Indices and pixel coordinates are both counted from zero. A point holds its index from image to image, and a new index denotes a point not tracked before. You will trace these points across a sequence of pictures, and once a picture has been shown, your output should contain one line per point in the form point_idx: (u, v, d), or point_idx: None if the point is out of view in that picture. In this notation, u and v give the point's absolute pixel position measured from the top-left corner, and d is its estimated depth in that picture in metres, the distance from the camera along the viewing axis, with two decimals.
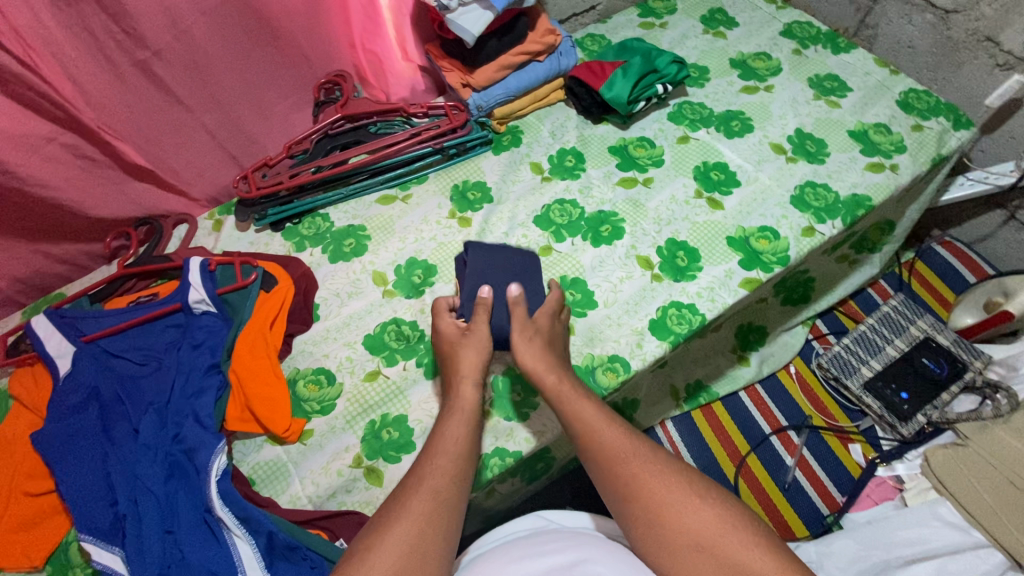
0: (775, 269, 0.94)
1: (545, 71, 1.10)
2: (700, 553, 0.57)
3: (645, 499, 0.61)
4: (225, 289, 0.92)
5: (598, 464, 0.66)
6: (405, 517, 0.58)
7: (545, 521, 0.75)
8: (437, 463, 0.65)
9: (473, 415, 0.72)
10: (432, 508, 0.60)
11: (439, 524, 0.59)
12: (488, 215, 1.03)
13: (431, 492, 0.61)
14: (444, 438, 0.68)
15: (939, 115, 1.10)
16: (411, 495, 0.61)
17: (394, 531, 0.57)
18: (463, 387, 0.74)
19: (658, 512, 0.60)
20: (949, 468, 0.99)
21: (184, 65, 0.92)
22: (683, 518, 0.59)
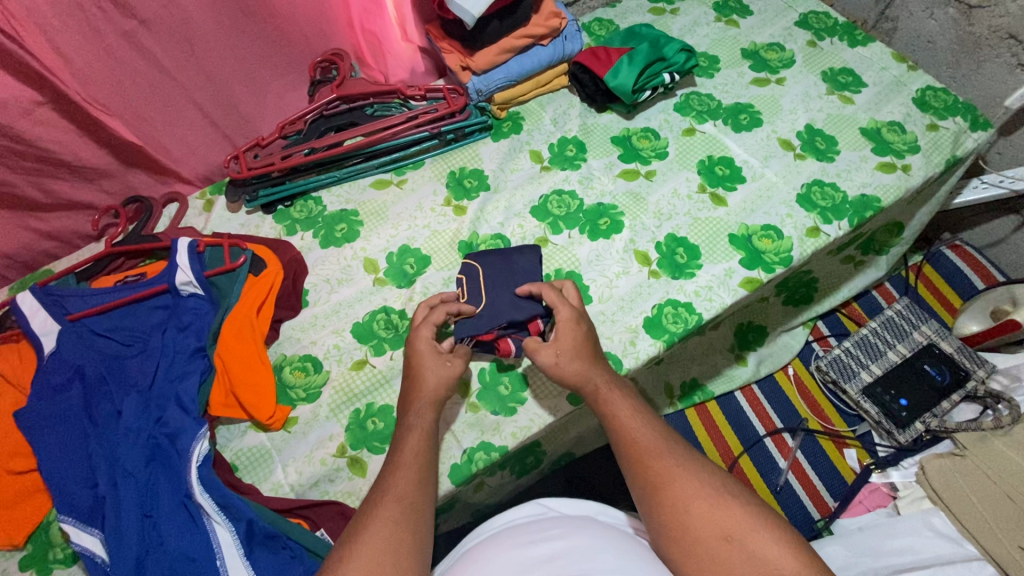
0: (777, 270, 0.92)
1: (549, 56, 1.06)
2: (732, 545, 0.56)
3: (670, 495, 0.61)
4: (213, 271, 0.90)
5: (625, 460, 0.66)
6: (376, 522, 0.58)
7: (545, 507, 0.72)
8: (402, 473, 0.64)
9: (433, 429, 0.71)
10: (399, 512, 0.60)
11: (409, 528, 0.59)
12: (484, 204, 1.00)
13: (396, 498, 0.61)
14: (406, 450, 0.67)
15: (956, 115, 1.06)
16: (376, 504, 0.61)
17: (367, 536, 0.57)
18: (422, 408, 0.72)
19: (692, 503, 0.59)
20: (946, 478, 0.96)
21: (176, 39, 0.89)
22: (709, 510, 0.59)
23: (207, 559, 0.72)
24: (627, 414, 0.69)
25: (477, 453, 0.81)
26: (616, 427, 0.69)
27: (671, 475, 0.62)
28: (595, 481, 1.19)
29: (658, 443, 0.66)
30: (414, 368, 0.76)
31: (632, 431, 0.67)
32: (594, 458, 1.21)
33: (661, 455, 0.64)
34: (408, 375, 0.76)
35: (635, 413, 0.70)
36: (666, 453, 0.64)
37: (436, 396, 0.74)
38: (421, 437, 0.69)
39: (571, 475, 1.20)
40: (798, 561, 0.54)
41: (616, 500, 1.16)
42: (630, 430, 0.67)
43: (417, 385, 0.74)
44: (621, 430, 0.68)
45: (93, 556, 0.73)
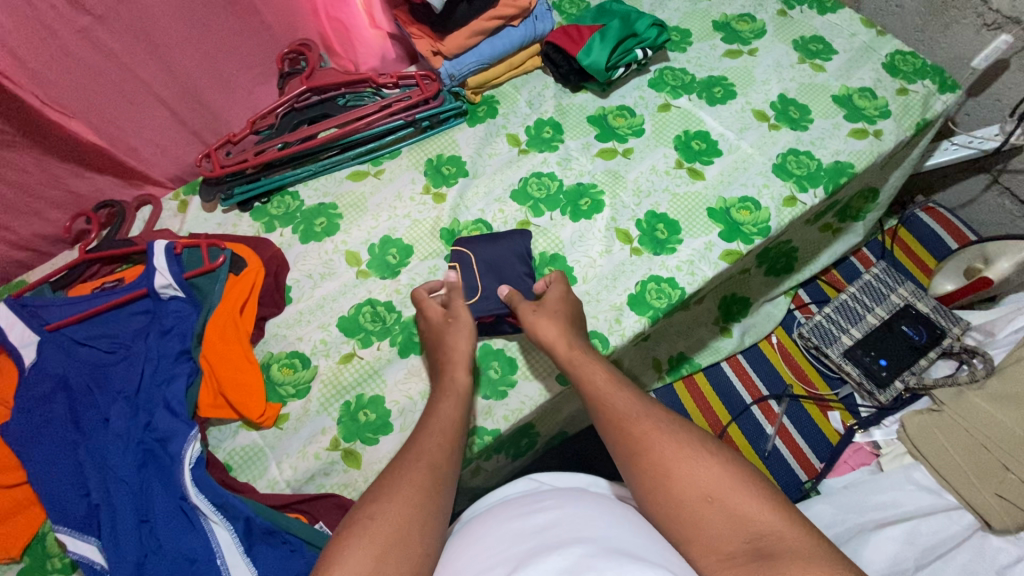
0: (756, 241, 0.93)
1: (520, 37, 1.05)
2: (710, 504, 0.58)
3: (650, 459, 0.62)
4: (192, 272, 0.89)
5: (607, 430, 0.68)
6: (406, 487, 0.60)
7: (538, 482, 0.73)
8: (430, 441, 0.67)
9: (464, 397, 0.75)
10: (431, 479, 0.63)
11: (437, 495, 0.62)
12: (464, 190, 1.00)
13: (429, 465, 0.64)
14: (439, 417, 0.71)
15: (925, 78, 1.08)
16: (407, 469, 0.63)
17: (395, 500, 0.59)
18: (457, 371, 0.77)
19: (667, 469, 0.61)
20: (925, 433, 0.99)
21: (134, 35, 0.87)
22: (688, 473, 0.60)
23: (208, 559, 0.72)
24: (606, 387, 0.71)
25: (471, 437, 0.82)
26: (594, 401, 0.70)
27: (649, 440, 0.64)
28: (589, 458, 1.21)
29: (637, 410, 0.67)
30: (441, 331, 0.81)
31: (612, 401, 0.70)
32: (587, 437, 1.23)
33: (638, 421, 0.66)
34: (434, 338, 0.81)
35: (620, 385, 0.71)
36: (644, 419, 0.66)
37: (467, 360, 0.79)
38: (455, 407, 0.73)
39: (565, 454, 1.21)
40: (777, 515, 0.56)
41: (611, 475, 1.19)
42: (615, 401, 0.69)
43: (450, 347, 0.79)
44: (598, 405, 0.70)
45: (91, 563, 0.73)
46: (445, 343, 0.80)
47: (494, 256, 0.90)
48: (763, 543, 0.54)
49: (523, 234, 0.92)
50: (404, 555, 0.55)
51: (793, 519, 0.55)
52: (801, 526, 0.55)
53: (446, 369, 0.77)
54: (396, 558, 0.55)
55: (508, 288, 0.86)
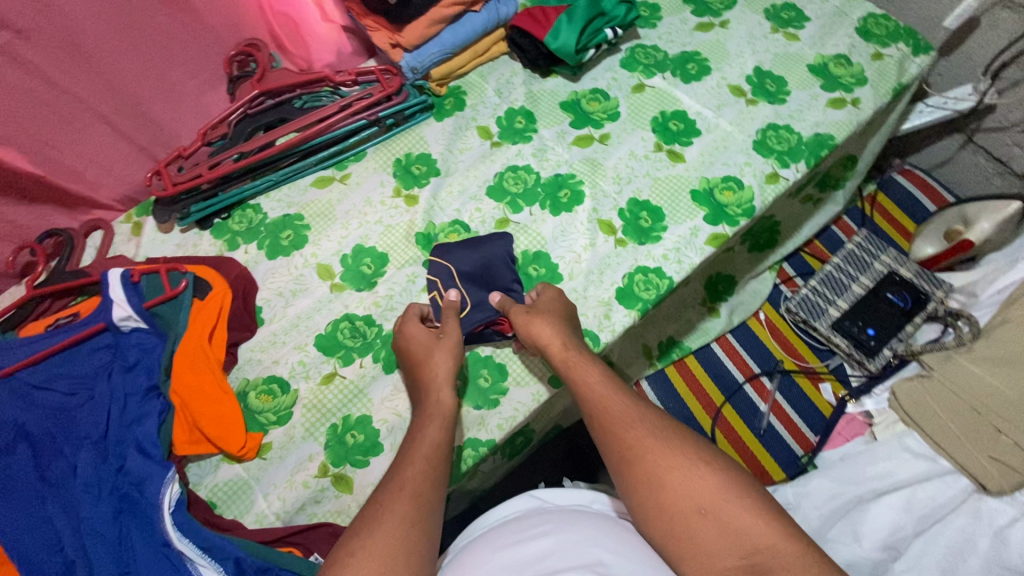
0: (741, 222, 0.91)
1: (484, 23, 0.99)
2: (704, 517, 0.56)
3: (644, 467, 0.61)
4: (153, 301, 0.83)
5: (600, 434, 0.66)
6: (389, 523, 0.57)
7: (540, 499, 0.71)
8: (415, 469, 0.63)
9: (450, 417, 0.71)
10: (415, 510, 0.59)
11: (423, 525, 0.58)
12: (437, 190, 0.95)
13: (412, 495, 0.60)
14: (421, 442, 0.67)
15: (899, 41, 1.06)
16: (389, 501, 0.59)
17: (379, 538, 0.55)
18: (441, 391, 0.72)
19: (658, 478, 0.59)
20: (915, 400, 0.99)
21: (62, 46, 0.79)
22: (683, 483, 0.58)
23: None
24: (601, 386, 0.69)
25: (465, 450, 0.79)
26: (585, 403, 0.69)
27: (643, 447, 0.62)
28: (585, 451, 1.19)
29: (631, 413, 0.66)
30: (418, 349, 0.77)
31: (606, 402, 0.67)
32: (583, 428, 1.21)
33: (632, 426, 0.64)
34: (413, 357, 0.77)
35: (606, 393, 0.68)
36: (638, 423, 0.64)
37: (450, 378, 0.74)
38: (439, 428, 0.69)
39: (563, 448, 1.20)
40: (772, 527, 0.54)
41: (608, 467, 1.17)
42: (605, 412, 0.66)
43: (430, 367, 0.74)
44: (593, 403, 0.68)
45: None
46: (423, 364, 0.75)
47: (475, 261, 0.86)
48: (759, 558, 0.53)
49: (502, 237, 0.88)
50: None
51: (789, 532, 0.54)
52: (796, 539, 0.53)
53: (427, 390, 0.73)
54: None
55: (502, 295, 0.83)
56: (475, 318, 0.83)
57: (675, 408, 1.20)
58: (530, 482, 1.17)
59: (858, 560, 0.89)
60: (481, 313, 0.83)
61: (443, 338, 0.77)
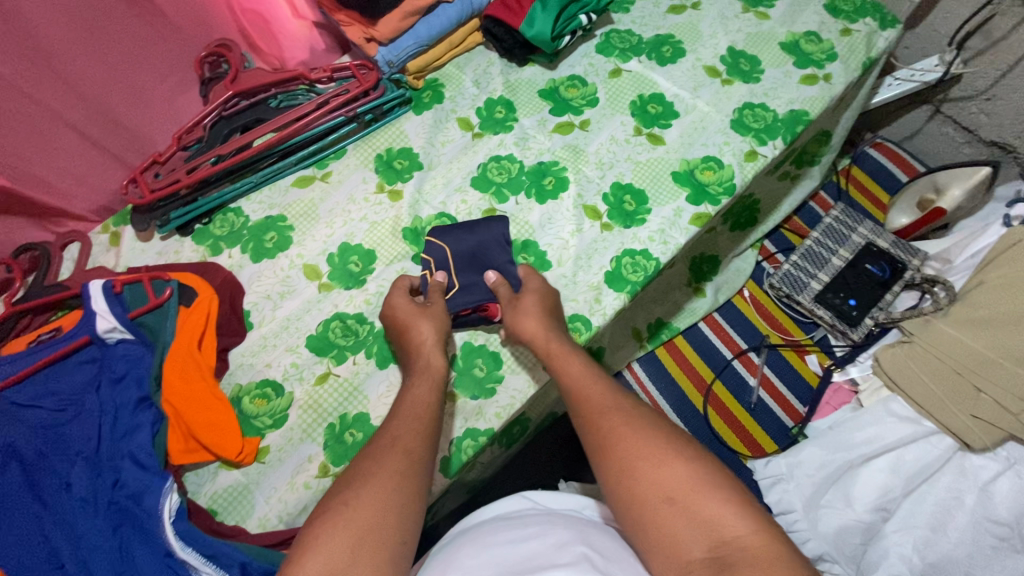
0: (723, 201, 0.92)
1: (458, 13, 0.98)
2: (672, 506, 0.56)
3: (615, 453, 0.61)
4: (138, 310, 0.81)
5: (579, 421, 0.67)
6: (381, 474, 0.58)
7: (530, 501, 0.73)
8: (407, 426, 0.65)
9: (438, 378, 0.73)
10: (407, 465, 0.60)
11: (415, 479, 0.60)
12: (421, 184, 0.95)
13: (404, 451, 0.61)
14: (410, 400, 0.69)
15: (866, 17, 1.08)
16: (382, 455, 0.61)
17: (372, 487, 0.57)
18: (428, 353, 0.74)
19: (628, 466, 0.60)
20: (898, 365, 1.02)
21: (23, 54, 0.77)
22: (653, 471, 0.59)
23: None
24: (580, 376, 0.71)
25: (465, 441, 0.80)
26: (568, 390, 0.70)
27: (616, 434, 0.62)
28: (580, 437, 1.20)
29: (606, 403, 0.67)
30: (407, 317, 0.77)
31: (587, 389, 0.69)
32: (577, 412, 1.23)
33: (607, 414, 0.65)
34: (401, 321, 0.78)
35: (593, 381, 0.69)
36: (613, 412, 0.65)
37: (439, 342, 0.76)
38: (428, 389, 0.70)
39: (560, 432, 1.21)
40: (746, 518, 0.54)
41: None
42: (591, 399, 0.67)
43: (417, 333, 0.76)
44: (575, 390, 0.70)
45: None
46: (410, 326, 0.77)
47: (465, 246, 0.86)
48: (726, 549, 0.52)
49: (495, 220, 0.88)
50: (377, 546, 0.53)
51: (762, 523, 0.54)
52: (767, 527, 0.54)
53: (414, 353, 0.75)
54: (371, 550, 0.52)
55: (497, 274, 0.83)
56: (463, 301, 0.83)
57: (667, 388, 1.22)
58: (528, 467, 1.18)
59: (849, 523, 0.94)
60: (471, 295, 0.83)
61: (429, 309, 0.79)
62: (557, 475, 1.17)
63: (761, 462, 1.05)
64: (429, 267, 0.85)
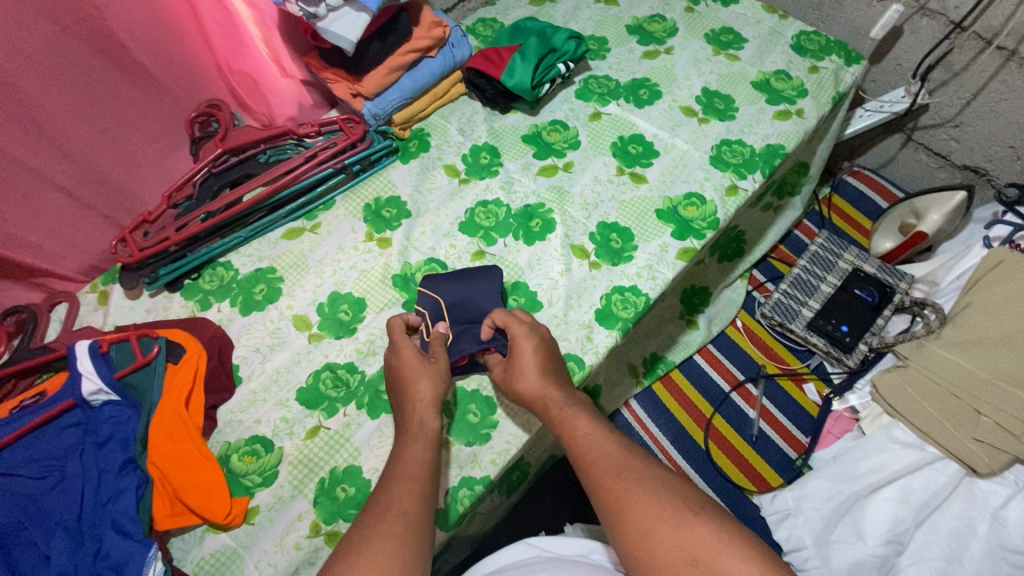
0: (708, 235, 0.93)
1: (440, 67, 1.02)
2: (697, 568, 0.53)
3: (632, 520, 0.57)
4: (124, 371, 0.80)
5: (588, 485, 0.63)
6: (380, 541, 0.56)
7: (536, 548, 0.70)
8: (403, 487, 0.62)
9: (433, 438, 0.69)
10: (404, 528, 0.58)
11: (413, 543, 0.57)
12: (410, 231, 0.96)
13: (401, 514, 0.59)
14: (405, 461, 0.66)
15: (831, 54, 1.13)
16: (379, 520, 0.59)
17: (366, 554, 0.55)
18: (423, 412, 0.71)
19: (647, 532, 0.56)
20: (896, 391, 1.01)
21: (18, 121, 0.79)
22: (673, 534, 0.55)
23: None
24: (586, 434, 0.67)
25: (460, 490, 0.77)
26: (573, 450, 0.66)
27: (631, 497, 0.59)
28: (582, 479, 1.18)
29: (619, 464, 0.63)
30: (403, 374, 0.75)
31: (594, 450, 0.65)
32: None
33: (619, 476, 0.61)
34: (397, 375, 0.75)
35: (586, 424, 0.68)
36: (624, 472, 0.62)
37: (436, 401, 0.73)
38: (422, 448, 0.67)
39: (562, 477, 1.17)
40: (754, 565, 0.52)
41: None
42: (593, 454, 0.64)
43: (413, 392, 0.73)
44: (580, 454, 0.65)
45: None
46: (406, 382, 0.74)
47: (461, 296, 0.85)
48: None
49: (488, 270, 0.88)
50: None
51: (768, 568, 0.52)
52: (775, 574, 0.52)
53: (406, 410, 0.72)
54: None
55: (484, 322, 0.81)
56: (457, 351, 0.81)
57: (666, 424, 1.20)
58: (530, 515, 1.15)
59: (863, 558, 0.91)
60: (461, 345, 0.81)
61: (432, 364, 0.76)
62: (561, 518, 1.14)
63: (769, 498, 1.04)
64: (425, 321, 0.84)
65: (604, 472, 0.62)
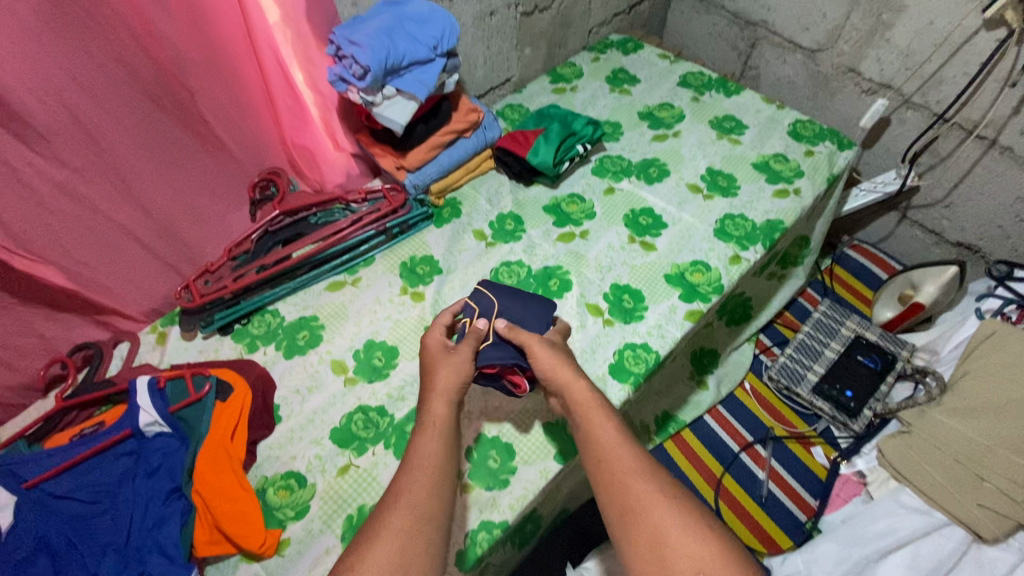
0: (713, 299, 1.02)
1: (474, 145, 1.16)
2: None
3: (647, 524, 0.61)
4: (178, 405, 0.89)
5: (606, 482, 0.66)
6: (389, 532, 0.59)
7: None
8: (413, 478, 0.65)
9: (448, 430, 0.72)
10: (412, 522, 0.61)
11: (420, 536, 0.60)
12: (440, 286, 1.06)
13: (409, 507, 0.62)
14: (417, 452, 0.68)
15: (825, 140, 1.25)
16: (389, 511, 0.62)
17: (376, 550, 0.58)
18: (435, 403, 0.74)
19: (662, 536, 0.60)
20: (902, 457, 1.04)
21: (112, 180, 0.92)
22: (686, 543, 0.59)
23: None
24: (609, 434, 0.70)
25: (479, 533, 0.81)
26: (596, 448, 0.69)
27: (648, 504, 0.62)
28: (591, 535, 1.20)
29: (641, 467, 0.66)
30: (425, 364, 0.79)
31: (615, 451, 0.68)
32: (588, 510, 1.23)
33: (639, 480, 0.65)
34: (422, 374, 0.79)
35: None
36: (643, 477, 0.65)
37: (450, 390, 0.76)
38: (434, 439, 0.70)
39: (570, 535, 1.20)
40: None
41: None
42: (615, 452, 0.68)
43: (431, 381, 0.76)
44: (602, 452, 0.68)
45: None
46: (431, 371, 0.77)
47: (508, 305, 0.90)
48: None
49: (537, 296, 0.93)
50: None
51: None
52: None
53: (423, 400, 0.75)
54: None
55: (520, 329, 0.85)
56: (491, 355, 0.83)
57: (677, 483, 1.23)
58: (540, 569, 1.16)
59: None
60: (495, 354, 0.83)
61: (456, 353, 0.79)
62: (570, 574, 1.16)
63: (778, 562, 1.02)
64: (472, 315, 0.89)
65: (620, 472, 0.66)
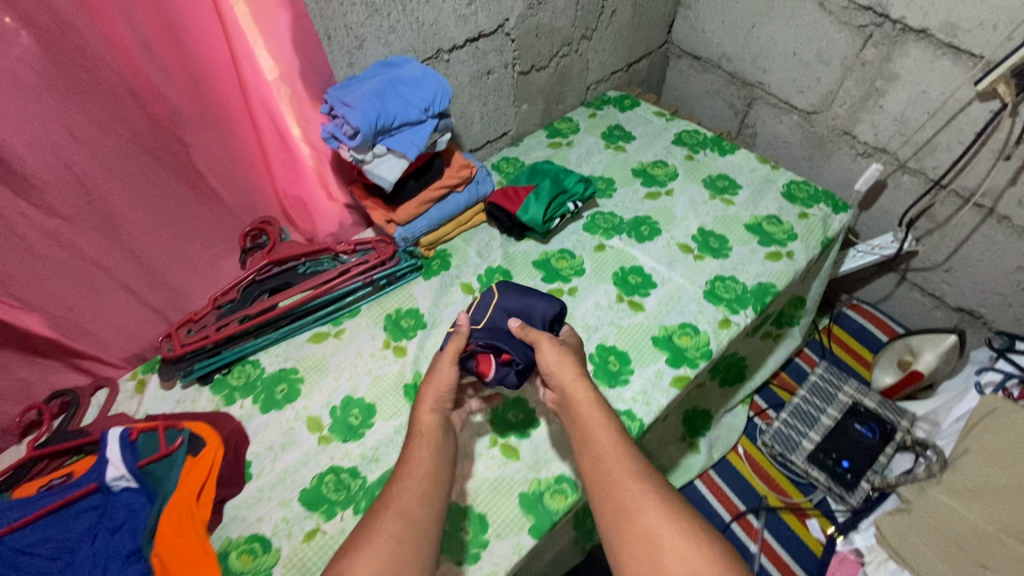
0: (701, 364, 0.99)
1: (465, 200, 1.17)
2: None
3: (641, 527, 0.64)
4: (147, 459, 0.87)
5: (602, 482, 0.69)
6: (378, 539, 0.64)
7: None
8: (403, 488, 0.70)
9: (439, 439, 0.77)
10: (401, 528, 0.65)
11: (409, 542, 0.64)
12: (423, 341, 1.04)
13: (399, 513, 0.66)
14: (409, 461, 0.73)
15: (820, 202, 1.25)
16: (378, 518, 0.66)
17: (367, 556, 0.62)
18: (422, 415, 0.79)
19: (657, 539, 0.63)
20: (900, 534, 0.99)
21: (103, 228, 0.92)
22: (681, 546, 0.62)
23: None
24: (606, 435, 0.73)
25: None
26: (592, 449, 0.72)
27: (643, 506, 0.65)
28: None
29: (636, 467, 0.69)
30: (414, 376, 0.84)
31: (611, 453, 0.71)
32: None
33: (634, 483, 0.67)
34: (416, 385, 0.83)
35: None
36: (639, 479, 0.68)
37: (436, 402, 0.80)
38: (426, 449, 0.75)
39: None
40: None
41: None
42: (611, 452, 0.71)
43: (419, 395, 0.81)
44: (598, 455, 0.72)
45: None
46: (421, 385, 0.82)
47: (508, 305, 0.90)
48: None
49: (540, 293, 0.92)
50: None
51: None
52: None
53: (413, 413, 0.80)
54: None
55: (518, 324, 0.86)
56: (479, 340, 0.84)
57: None
58: None
59: None
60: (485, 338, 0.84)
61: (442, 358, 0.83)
62: None
63: None
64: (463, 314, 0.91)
65: (613, 475, 0.69)
